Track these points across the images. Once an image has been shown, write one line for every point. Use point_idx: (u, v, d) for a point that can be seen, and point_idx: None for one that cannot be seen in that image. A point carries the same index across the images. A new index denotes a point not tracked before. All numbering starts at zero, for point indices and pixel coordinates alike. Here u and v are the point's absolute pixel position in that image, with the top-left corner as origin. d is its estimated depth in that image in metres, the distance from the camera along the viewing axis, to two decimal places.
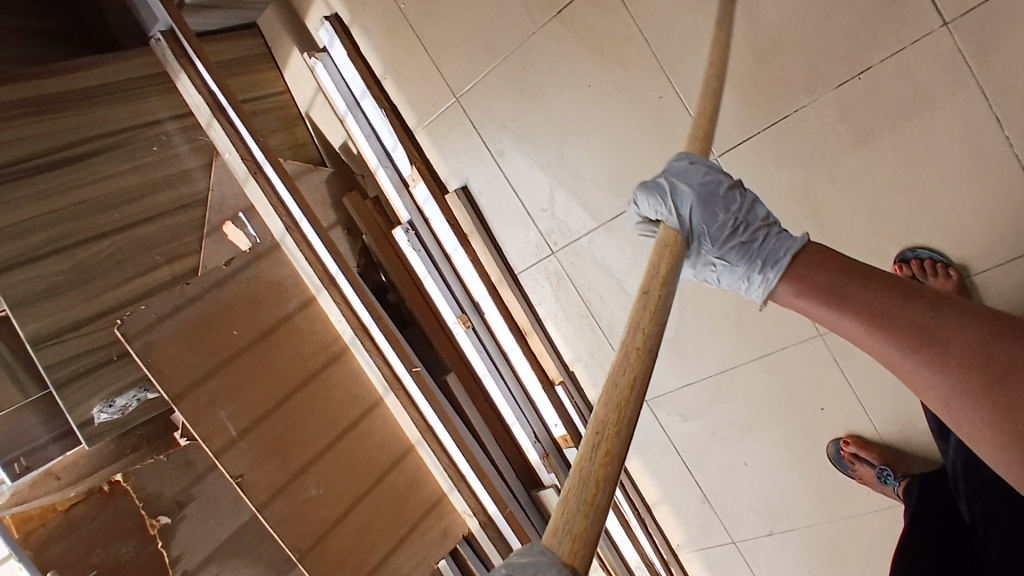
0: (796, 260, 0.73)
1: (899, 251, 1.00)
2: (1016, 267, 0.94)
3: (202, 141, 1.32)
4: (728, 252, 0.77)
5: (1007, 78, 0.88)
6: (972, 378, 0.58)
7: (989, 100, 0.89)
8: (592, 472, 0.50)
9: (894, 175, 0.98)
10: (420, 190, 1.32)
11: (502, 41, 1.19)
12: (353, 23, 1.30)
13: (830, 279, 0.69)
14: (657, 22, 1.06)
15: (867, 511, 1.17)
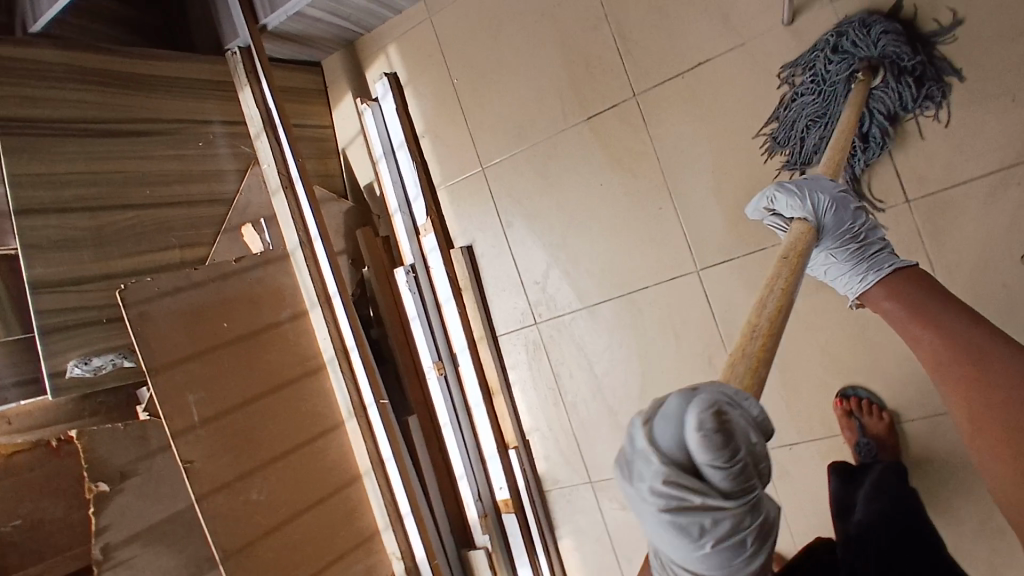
0: (896, 273, 0.82)
1: (841, 387, 1.12)
2: (938, 421, 1.06)
3: (242, 150, 1.42)
4: (840, 252, 0.83)
5: (953, 257, 1.03)
6: (1006, 404, 0.67)
7: (936, 273, 1.05)
8: (753, 351, 0.52)
9: (849, 319, 1.11)
10: (428, 240, 1.42)
11: (535, 130, 1.34)
12: (407, 84, 1.45)
13: (921, 299, 0.77)
14: (671, 147, 1.22)
15: None
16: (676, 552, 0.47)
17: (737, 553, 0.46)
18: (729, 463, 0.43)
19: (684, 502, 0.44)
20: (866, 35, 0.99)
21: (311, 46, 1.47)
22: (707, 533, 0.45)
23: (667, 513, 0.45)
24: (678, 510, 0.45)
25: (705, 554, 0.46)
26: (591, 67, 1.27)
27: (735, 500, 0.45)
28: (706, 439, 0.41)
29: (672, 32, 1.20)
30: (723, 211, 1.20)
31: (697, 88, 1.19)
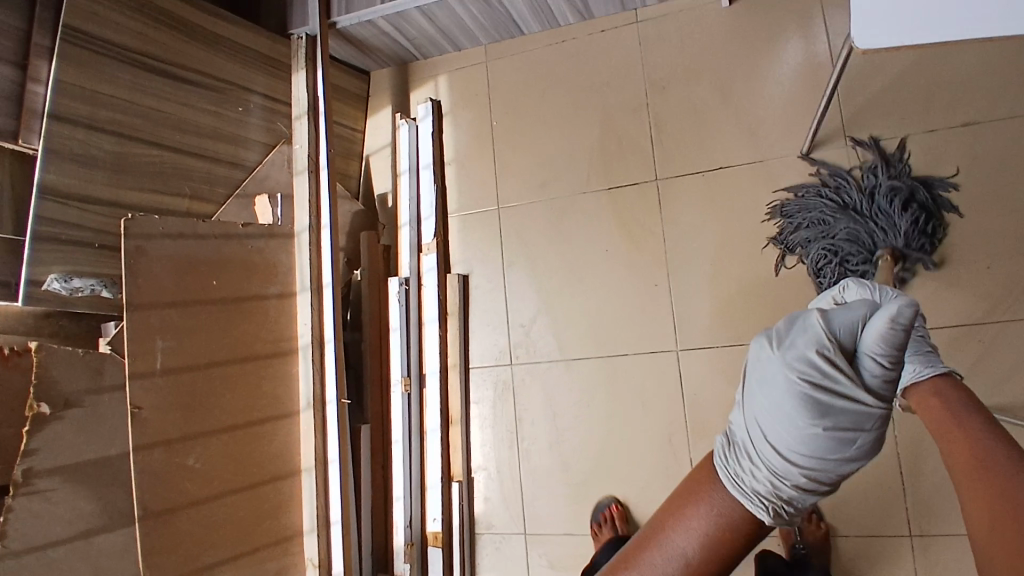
0: None
1: None
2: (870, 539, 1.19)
3: (275, 126, 1.44)
4: None
5: None
6: (987, 508, 0.54)
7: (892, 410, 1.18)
8: None
9: None
10: (429, 259, 1.45)
11: (558, 186, 1.42)
12: (448, 113, 1.52)
13: (956, 407, 0.67)
14: (679, 233, 1.31)
15: None
16: (785, 431, 0.60)
17: (829, 455, 0.58)
18: (888, 356, 0.60)
19: (831, 374, 0.58)
20: (897, 223, 1.12)
21: (367, 54, 1.53)
22: (827, 414, 0.58)
23: (811, 373, 0.59)
24: (825, 376, 0.59)
25: (813, 436, 0.59)
26: (623, 144, 1.37)
27: (866, 402, 0.60)
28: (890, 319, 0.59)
29: (704, 133, 1.32)
30: (711, 302, 1.28)
31: (714, 187, 1.30)
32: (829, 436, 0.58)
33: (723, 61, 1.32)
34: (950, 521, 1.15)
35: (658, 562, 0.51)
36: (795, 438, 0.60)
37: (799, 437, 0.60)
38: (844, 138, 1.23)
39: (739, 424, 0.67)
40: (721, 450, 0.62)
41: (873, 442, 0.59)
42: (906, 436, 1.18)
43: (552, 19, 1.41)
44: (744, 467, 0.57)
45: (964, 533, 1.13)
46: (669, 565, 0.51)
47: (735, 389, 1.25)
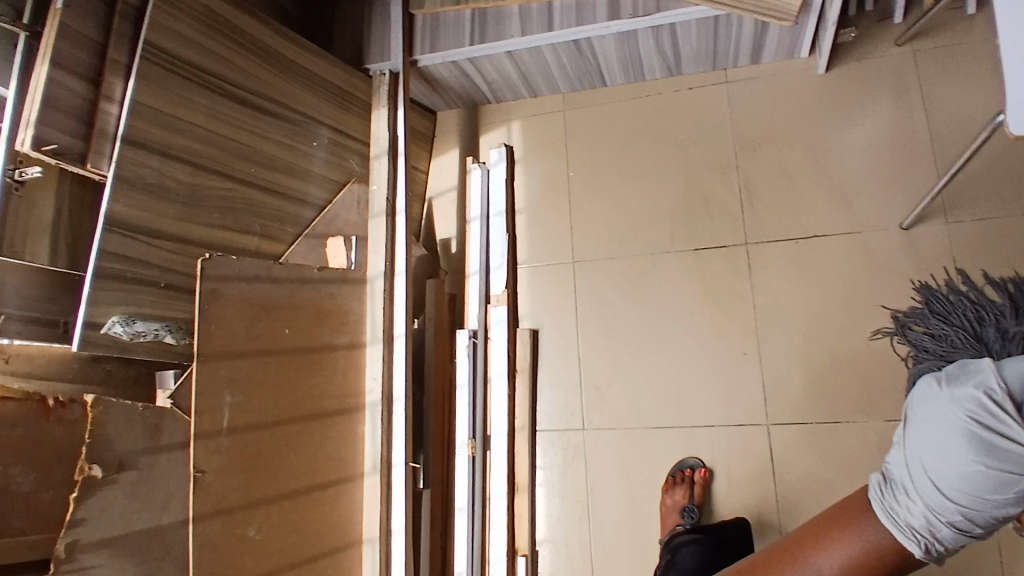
0: None
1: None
2: None
3: (342, 162, 1.32)
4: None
5: None
6: None
7: None
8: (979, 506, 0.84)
9: None
10: (498, 312, 1.37)
11: (638, 243, 1.36)
12: (521, 160, 1.46)
13: None
14: (769, 300, 1.27)
15: None
16: (937, 466, 0.72)
17: (984, 495, 0.69)
18: None
19: (993, 418, 0.68)
20: None
21: (439, 94, 1.46)
22: (987, 451, 0.68)
23: (978, 416, 0.69)
24: (993, 426, 0.68)
25: (966, 468, 0.69)
26: (710, 205, 1.33)
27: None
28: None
29: (796, 200, 1.29)
30: (804, 375, 1.23)
31: (807, 256, 1.26)
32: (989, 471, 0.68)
33: (818, 128, 1.30)
34: None
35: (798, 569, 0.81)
36: (955, 474, 0.70)
37: (952, 469, 0.70)
38: (943, 216, 1.22)
39: (889, 460, 0.80)
40: (879, 486, 0.79)
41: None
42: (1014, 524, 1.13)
43: (639, 73, 1.37)
44: (895, 502, 0.76)
45: None
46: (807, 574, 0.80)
47: (830, 467, 1.19)
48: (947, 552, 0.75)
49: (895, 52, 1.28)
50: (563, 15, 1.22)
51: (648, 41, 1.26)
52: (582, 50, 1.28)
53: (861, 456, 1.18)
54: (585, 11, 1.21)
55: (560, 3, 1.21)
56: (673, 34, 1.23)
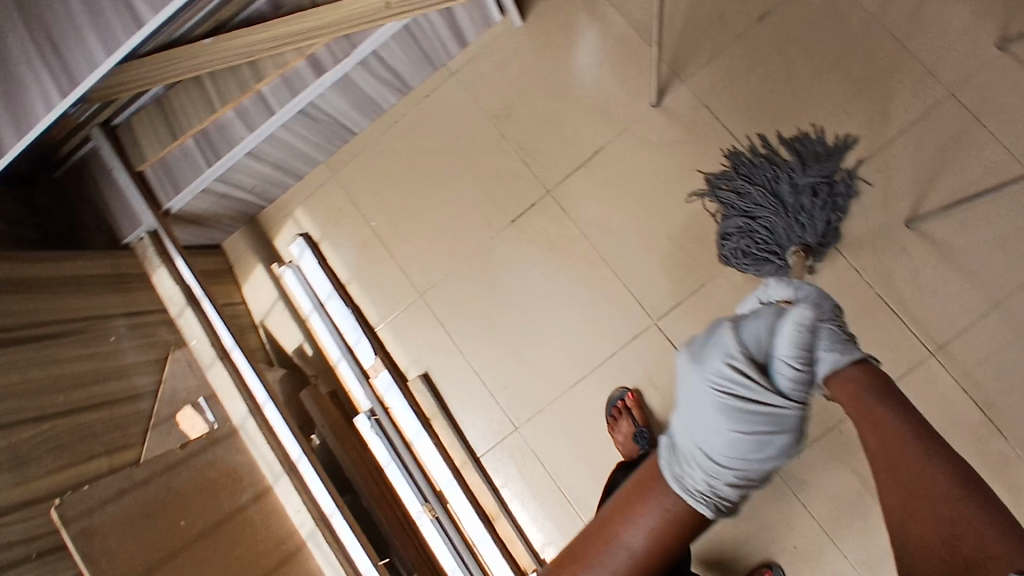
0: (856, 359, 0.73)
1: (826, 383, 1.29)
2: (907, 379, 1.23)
3: (150, 340, 1.26)
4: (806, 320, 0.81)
5: (859, 249, 1.27)
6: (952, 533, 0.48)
7: (854, 265, 1.27)
8: None
9: None
10: (382, 378, 1.35)
11: (466, 246, 1.38)
12: (324, 239, 1.44)
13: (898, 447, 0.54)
14: (595, 226, 1.34)
15: None
16: (709, 438, 0.64)
17: (756, 460, 0.63)
18: (799, 359, 0.64)
19: (747, 386, 0.65)
20: (804, 200, 1.16)
21: (212, 227, 1.43)
22: (757, 415, 0.63)
23: (731, 387, 0.65)
24: (755, 393, 0.64)
25: (739, 434, 0.63)
26: (503, 178, 1.38)
27: (794, 405, 0.64)
28: (805, 335, 0.65)
29: (567, 134, 1.37)
30: (661, 268, 1.32)
31: (600, 173, 1.36)
32: (769, 425, 0.63)
33: (546, 65, 1.39)
34: (948, 323, 1.23)
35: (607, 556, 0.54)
36: (734, 437, 0.63)
37: (737, 436, 0.63)
38: (680, 78, 1.35)
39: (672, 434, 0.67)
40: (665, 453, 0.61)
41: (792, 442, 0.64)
42: (876, 274, 1.26)
43: (378, 108, 1.40)
44: (679, 468, 0.57)
45: (964, 327, 1.23)
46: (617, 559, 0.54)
47: None
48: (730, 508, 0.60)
49: None
50: (277, 96, 1.23)
51: (365, 77, 1.29)
52: (314, 116, 1.31)
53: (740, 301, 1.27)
54: (293, 81, 1.22)
55: (268, 87, 1.23)
56: (380, 59, 1.27)
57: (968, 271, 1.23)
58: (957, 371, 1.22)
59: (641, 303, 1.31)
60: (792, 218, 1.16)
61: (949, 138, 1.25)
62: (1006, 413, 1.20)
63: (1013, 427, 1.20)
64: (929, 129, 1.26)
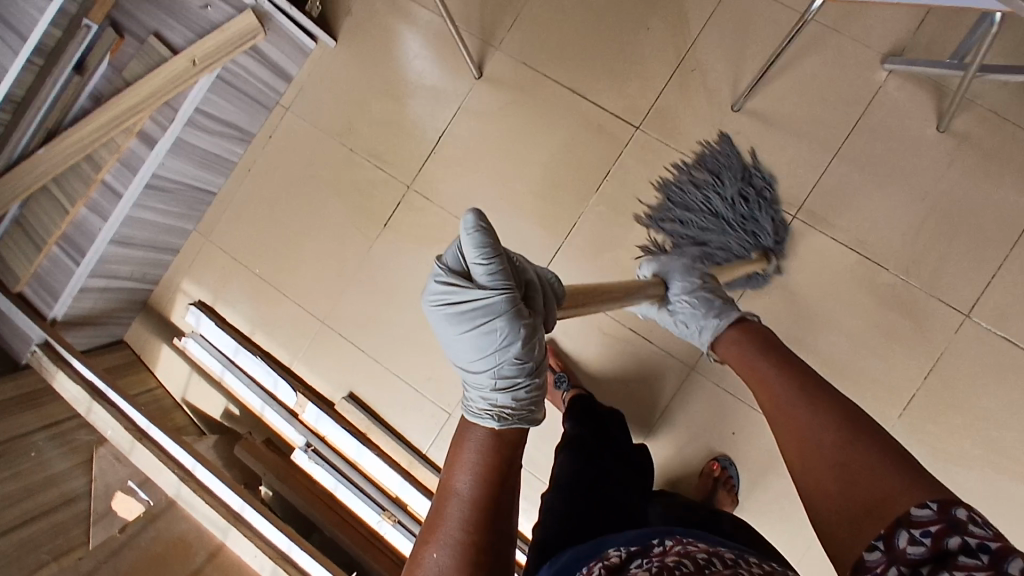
0: (730, 329, 0.93)
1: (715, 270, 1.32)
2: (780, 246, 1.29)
3: (75, 442, 1.25)
4: (693, 299, 1.02)
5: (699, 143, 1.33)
6: (840, 480, 0.60)
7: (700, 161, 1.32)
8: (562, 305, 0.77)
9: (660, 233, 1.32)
10: (309, 411, 1.40)
11: (350, 263, 1.43)
12: (217, 302, 1.48)
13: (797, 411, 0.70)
14: (459, 204, 1.39)
15: None
16: (462, 353, 0.70)
17: (507, 350, 0.68)
18: (482, 260, 0.64)
19: (458, 297, 0.66)
20: (750, 212, 1.26)
21: (107, 323, 1.46)
22: (483, 319, 0.66)
23: (450, 303, 0.67)
24: (464, 312, 0.66)
25: (473, 343, 0.68)
26: (363, 190, 1.43)
27: (499, 302, 0.65)
28: (477, 237, 0.63)
29: (408, 130, 1.42)
30: (529, 222, 1.37)
31: (449, 153, 1.41)
32: (491, 330, 0.66)
33: (368, 72, 1.44)
34: (801, 183, 1.29)
35: (450, 506, 0.57)
36: (477, 351, 0.68)
37: (480, 350, 0.68)
38: (493, 44, 1.40)
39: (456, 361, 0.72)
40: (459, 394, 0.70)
41: (519, 320, 0.67)
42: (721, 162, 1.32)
43: (227, 162, 1.45)
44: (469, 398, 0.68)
45: (814, 181, 1.29)
46: (455, 508, 0.57)
47: (603, 258, 1.34)
48: (521, 408, 0.68)
49: None
50: (120, 178, 1.26)
51: (199, 136, 1.32)
52: (161, 186, 1.32)
53: (608, 229, 1.34)
54: (131, 161, 1.26)
55: (109, 175, 1.27)
56: (206, 114, 1.30)
57: (803, 132, 1.30)
58: (820, 225, 1.28)
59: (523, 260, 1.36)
60: (741, 231, 1.26)
61: (749, 16, 1.31)
62: (877, 247, 1.27)
63: (887, 258, 1.27)
64: (728, 17, 1.32)
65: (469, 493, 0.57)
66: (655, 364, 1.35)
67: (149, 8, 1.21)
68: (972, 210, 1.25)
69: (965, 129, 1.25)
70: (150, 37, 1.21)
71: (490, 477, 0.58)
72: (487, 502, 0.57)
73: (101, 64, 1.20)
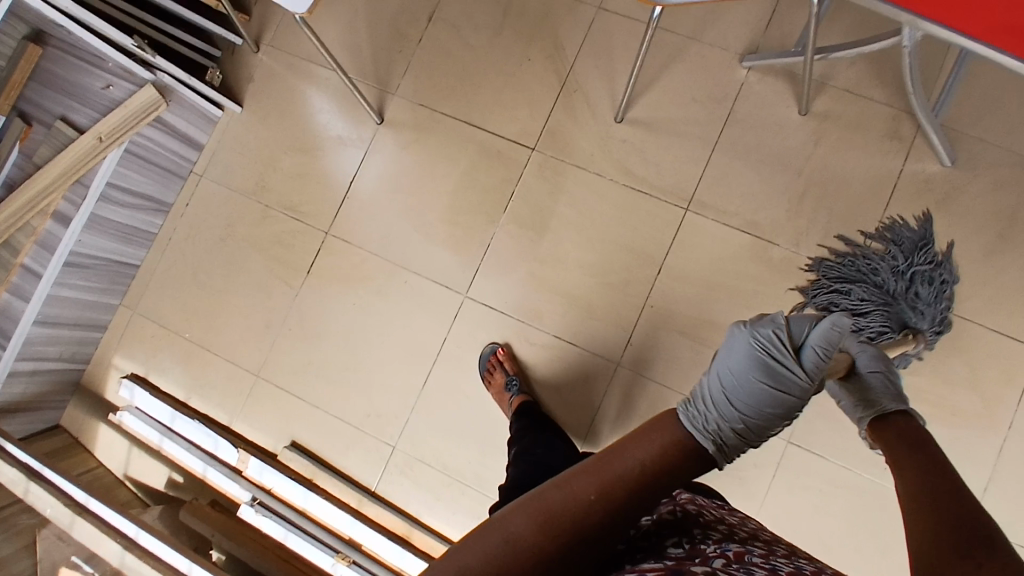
0: (901, 416, 0.76)
1: (626, 267, 1.38)
2: (679, 237, 1.38)
3: (18, 527, 1.24)
4: (885, 375, 0.82)
5: (591, 154, 1.42)
6: (953, 536, 0.52)
7: (595, 170, 1.42)
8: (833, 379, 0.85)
9: (568, 242, 1.40)
10: (253, 466, 1.39)
11: (277, 314, 1.46)
12: (150, 372, 1.49)
13: (919, 472, 0.63)
14: (377, 242, 1.45)
15: (761, 471, 1.28)
16: (730, 390, 0.74)
17: (756, 414, 0.73)
18: (820, 351, 0.73)
19: (777, 354, 0.74)
20: None
21: (43, 408, 1.46)
22: (778, 380, 0.73)
23: (768, 349, 0.74)
24: (774, 356, 0.74)
25: (751, 391, 0.73)
26: (283, 242, 1.48)
27: (800, 379, 0.73)
28: (832, 332, 0.74)
29: (320, 180, 1.49)
30: (446, 249, 1.43)
31: (362, 196, 1.47)
32: (774, 392, 0.73)
33: (276, 133, 1.51)
34: (689, 178, 1.39)
35: (615, 462, 0.56)
36: (744, 387, 0.74)
37: (743, 383, 0.73)
38: (390, 91, 1.50)
39: (702, 387, 0.76)
40: (689, 402, 0.71)
41: (788, 408, 0.73)
42: (615, 169, 1.41)
43: (146, 233, 1.50)
44: (698, 410, 0.69)
45: (700, 174, 1.39)
46: (622, 464, 0.56)
47: (519, 273, 1.41)
48: (726, 453, 0.69)
49: (260, 56, 1.53)
50: (40, 260, 1.31)
51: (114, 210, 1.38)
52: (81, 264, 1.36)
53: (520, 245, 1.41)
54: (48, 241, 1.31)
55: (29, 257, 1.32)
56: (118, 188, 1.36)
57: (682, 132, 1.41)
58: (713, 213, 1.38)
59: (444, 285, 1.42)
60: None
61: (617, 36, 1.44)
62: (766, 225, 1.36)
63: (776, 234, 1.36)
64: (599, 40, 1.44)
65: (644, 462, 0.56)
66: (581, 361, 1.38)
67: (54, 97, 1.33)
68: (844, 180, 1.36)
69: (824, 108, 1.38)
70: (57, 121, 1.31)
71: (670, 466, 0.57)
72: (654, 482, 0.56)
73: (12, 152, 1.29)
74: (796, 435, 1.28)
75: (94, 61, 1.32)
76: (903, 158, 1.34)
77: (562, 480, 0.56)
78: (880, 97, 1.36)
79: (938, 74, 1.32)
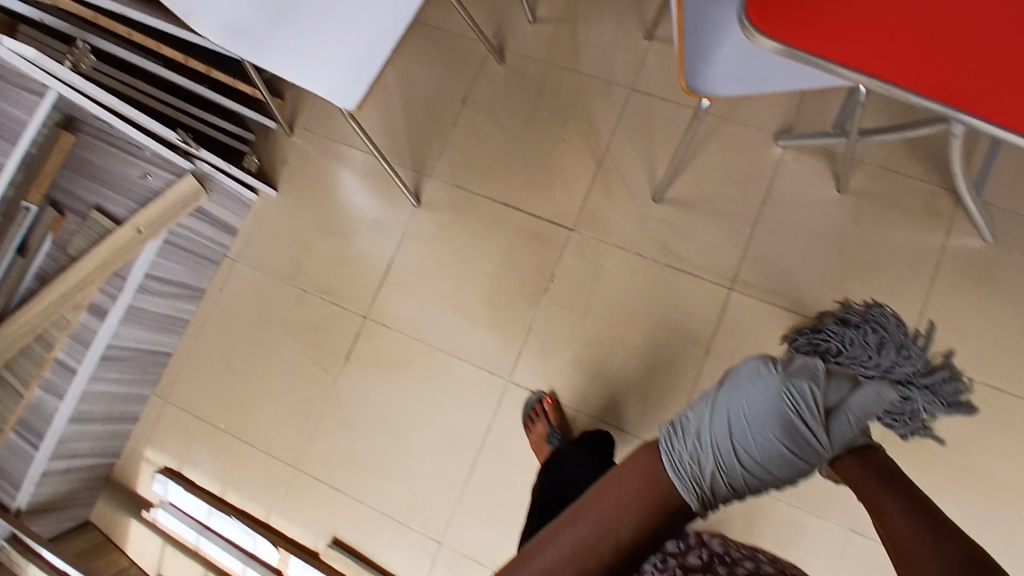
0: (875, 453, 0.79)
1: (672, 349, 1.37)
2: (724, 318, 1.37)
3: None
4: None
5: (631, 234, 1.42)
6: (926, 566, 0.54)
7: (635, 250, 1.41)
8: None
9: (611, 324, 1.39)
10: (295, 565, 1.34)
11: (314, 402, 1.43)
12: (182, 464, 1.45)
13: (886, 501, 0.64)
14: (416, 325, 1.43)
15: (825, 560, 1.25)
16: (737, 440, 0.68)
17: (759, 476, 0.68)
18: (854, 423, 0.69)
19: (807, 417, 0.67)
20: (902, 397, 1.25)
21: (72, 504, 1.40)
22: (799, 447, 0.67)
23: (799, 408, 0.67)
24: (801, 418, 0.67)
25: (764, 451, 0.68)
26: (321, 327, 1.46)
27: (821, 448, 0.68)
28: (875, 409, 0.68)
29: (356, 263, 1.47)
30: (486, 333, 1.41)
31: (400, 278, 1.46)
32: (790, 455, 0.67)
33: (312, 215, 1.50)
34: (730, 257, 1.39)
35: (572, 530, 0.65)
36: (756, 442, 0.68)
37: (757, 434, 0.67)
38: (426, 173, 1.50)
39: (707, 421, 0.70)
40: (683, 448, 0.68)
41: (798, 473, 0.69)
42: (655, 249, 1.41)
43: (180, 321, 1.48)
44: (687, 465, 0.67)
45: (742, 254, 1.39)
46: (582, 531, 0.65)
47: (563, 357, 1.39)
48: (708, 508, 0.67)
49: (294, 138, 1.53)
50: (76, 354, 1.28)
51: (150, 300, 1.36)
52: (117, 356, 1.33)
53: (563, 327, 1.40)
54: (83, 334, 1.28)
55: (63, 352, 1.28)
56: (156, 278, 1.35)
57: (721, 211, 1.41)
58: (756, 293, 1.37)
59: (486, 369, 1.39)
60: None
61: (650, 118, 1.45)
62: (811, 304, 1.36)
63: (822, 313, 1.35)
64: (633, 121, 1.46)
65: (602, 526, 0.64)
66: (630, 447, 1.35)
67: (87, 186, 1.32)
68: (887, 258, 1.36)
69: (861, 186, 1.39)
70: (93, 211, 1.29)
71: (630, 522, 0.64)
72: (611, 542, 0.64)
73: (44, 243, 1.28)
74: (858, 522, 1.25)
75: (131, 150, 1.31)
76: (944, 235, 1.35)
77: (526, 562, 0.66)
78: (917, 174, 1.37)
79: (974, 146, 1.35)
